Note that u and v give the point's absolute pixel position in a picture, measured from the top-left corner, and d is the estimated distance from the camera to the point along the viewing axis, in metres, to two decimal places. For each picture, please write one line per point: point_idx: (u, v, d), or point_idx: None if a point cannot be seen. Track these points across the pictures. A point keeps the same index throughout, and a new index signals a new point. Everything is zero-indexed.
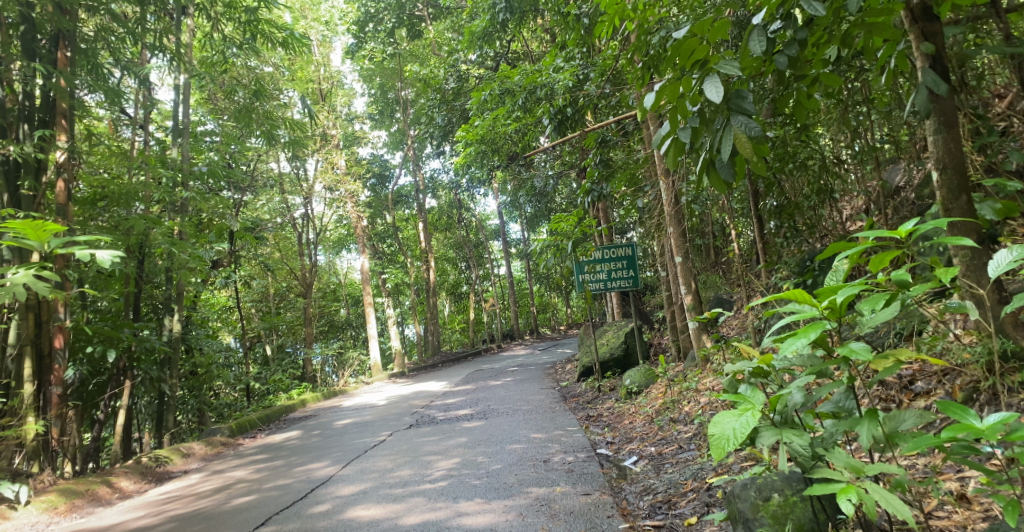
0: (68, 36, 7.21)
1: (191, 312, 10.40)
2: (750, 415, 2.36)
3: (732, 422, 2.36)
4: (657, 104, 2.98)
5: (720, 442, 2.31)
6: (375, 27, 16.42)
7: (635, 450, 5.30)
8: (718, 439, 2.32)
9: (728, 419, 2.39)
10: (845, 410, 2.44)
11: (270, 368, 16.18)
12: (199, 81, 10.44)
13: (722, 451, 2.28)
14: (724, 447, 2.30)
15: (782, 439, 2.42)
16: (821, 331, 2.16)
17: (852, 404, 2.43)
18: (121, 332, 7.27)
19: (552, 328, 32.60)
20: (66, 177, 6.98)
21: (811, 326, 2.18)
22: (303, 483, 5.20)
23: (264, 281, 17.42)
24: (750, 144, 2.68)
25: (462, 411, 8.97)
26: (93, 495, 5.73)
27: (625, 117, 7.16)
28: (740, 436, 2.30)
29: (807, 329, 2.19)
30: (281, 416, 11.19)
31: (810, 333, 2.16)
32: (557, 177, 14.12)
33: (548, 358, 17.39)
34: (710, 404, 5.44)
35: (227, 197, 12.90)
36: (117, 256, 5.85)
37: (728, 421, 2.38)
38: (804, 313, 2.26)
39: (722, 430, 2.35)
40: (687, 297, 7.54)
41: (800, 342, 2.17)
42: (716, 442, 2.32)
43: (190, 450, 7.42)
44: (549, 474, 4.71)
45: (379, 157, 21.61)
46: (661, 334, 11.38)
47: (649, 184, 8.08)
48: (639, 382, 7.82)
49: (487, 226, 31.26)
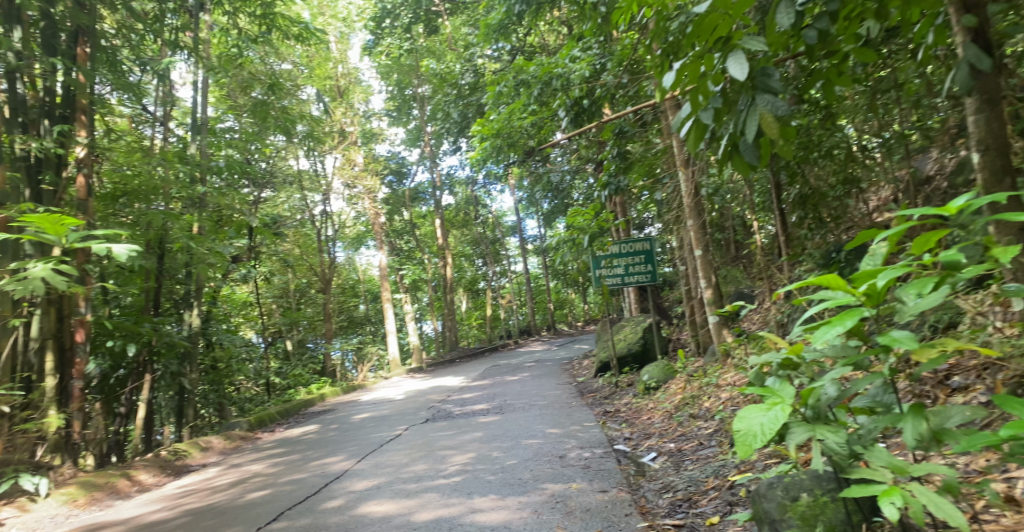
0: (88, 32, 7.19)
1: (210, 307, 10.46)
2: (779, 410, 2.24)
3: (760, 418, 2.24)
4: (678, 84, 2.89)
5: (746, 438, 2.20)
6: (392, 23, 16.41)
7: (655, 446, 5.19)
8: (744, 435, 2.21)
9: (754, 414, 2.27)
10: (883, 405, 2.33)
11: (289, 363, 16.27)
12: (217, 77, 10.48)
13: (748, 448, 2.16)
14: (751, 444, 2.18)
15: (814, 436, 2.29)
16: (859, 319, 2.03)
17: (891, 399, 2.31)
18: (142, 327, 7.27)
19: (569, 324, 32.49)
20: (87, 173, 6.97)
21: (847, 313, 2.06)
22: (318, 477, 5.15)
23: (283, 277, 17.53)
24: (777, 125, 2.60)
25: (478, 406, 8.91)
26: (112, 488, 5.73)
27: (643, 107, 7.03)
28: (769, 433, 2.17)
29: (842, 317, 2.07)
30: (298, 410, 11.23)
31: (845, 322, 2.04)
32: (573, 171, 13.99)
33: (566, 354, 17.31)
34: (732, 400, 5.31)
35: (246, 193, 12.97)
36: (135, 250, 5.74)
37: (755, 416, 2.26)
38: (839, 300, 2.14)
39: (748, 426, 2.23)
40: (707, 291, 7.39)
41: (834, 331, 2.05)
42: (743, 438, 2.20)
43: (208, 443, 7.43)
44: (566, 471, 4.62)
45: (396, 153, 21.64)
46: (681, 329, 11.22)
47: (667, 176, 7.93)
48: (658, 378, 7.69)
49: (504, 222, 31.21)
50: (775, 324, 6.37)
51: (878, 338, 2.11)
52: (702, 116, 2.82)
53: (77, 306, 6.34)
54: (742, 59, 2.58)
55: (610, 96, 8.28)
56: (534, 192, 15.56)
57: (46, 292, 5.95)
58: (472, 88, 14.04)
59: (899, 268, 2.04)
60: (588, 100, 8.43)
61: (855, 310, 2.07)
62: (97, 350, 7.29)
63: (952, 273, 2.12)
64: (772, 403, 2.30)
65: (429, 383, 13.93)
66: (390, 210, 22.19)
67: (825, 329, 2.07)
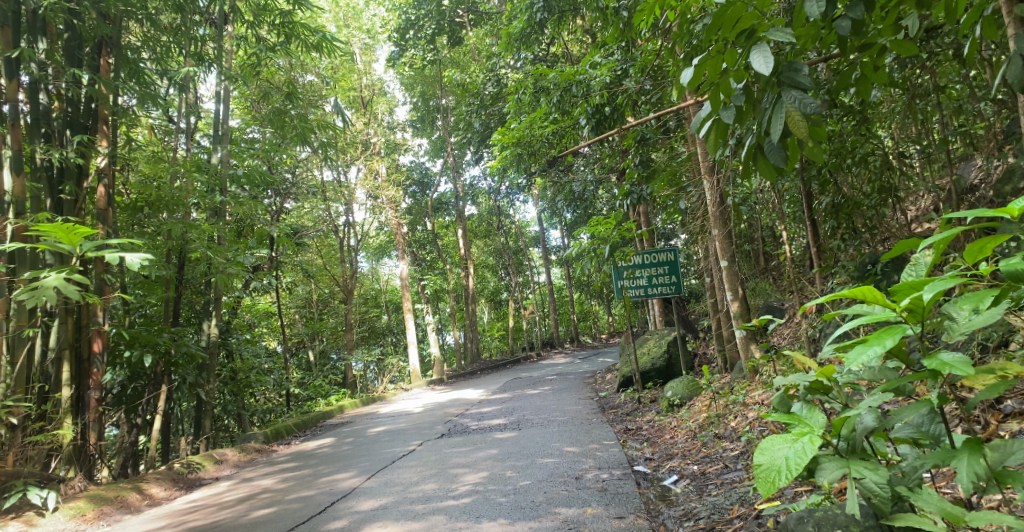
0: (111, 43, 7.13)
1: (229, 317, 10.42)
2: (806, 442, 2.03)
3: (784, 450, 2.04)
4: (696, 82, 2.72)
5: (768, 474, 2.00)
6: (416, 34, 16.38)
7: (677, 468, 4.93)
8: (766, 470, 2.01)
9: (779, 446, 2.06)
10: (930, 437, 2.10)
11: (311, 373, 16.24)
12: (239, 87, 10.48)
13: (771, 485, 1.96)
14: (775, 481, 1.98)
15: (851, 473, 2.06)
16: (901, 336, 1.80)
17: (940, 430, 2.08)
18: (159, 337, 7.18)
19: (592, 336, 32.06)
20: (108, 182, 6.90)
21: (887, 331, 1.83)
22: (326, 495, 4.99)
23: (306, 287, 17.56)
24: (804, 123, 2.40)
25: (496, 420, 8.71)
26: (122, 502, 5.60)
27: (665, 114, 6.83)
28: (794, 469, 1.97)
29: (881, 335, 1.84)
30: (317, 422, 11.13)
31: (885, 339, 1.81)
32: (597, 181, 13.75)
33: (588, 366, 17.02)
34: (759, 420, 5.04)
35: (267, 203, 12.99)
36: (150, 259, 5.61)
37: (780, 448, 2.06)
38: (877, 315, 1.92)
39: (771, 460, 2.03)
40: (733, 305, 7.12)
41: (871, 350, 1.82)
42: (765, 474, 2.01)
43: (222, 455, 7.33)
44: (581, 494, 4.39)
45: (419, 164, 21.63)
46: (706, 343, 10.90)
47: (692, 185, 7.69)
48: (682, 394, 7.42)
49: (527, 233, 31.00)
50: (805, 339, 6.07)
51: (924, 360, 1.87)
52: (723, 116, 2.64)
53: (95, 316, 6.25)
54: (765, 52, 2.40)
55: (632, 103, 8.07)
56: (555, 202, 15.35)
57: (65, 302, 5.81)
58: (494, 98, 13.91)
59: (948, 280, 1.81)
60: (610, 107, 8.22)
61: (896, 326, 1.85)
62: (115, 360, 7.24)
63: (1012, 286, 1.87)
64: (799, 433, 2.09)
65: (449, 395, 13.75)
66: (413, 221, 22.15)
67: (861, 348, 1.84)
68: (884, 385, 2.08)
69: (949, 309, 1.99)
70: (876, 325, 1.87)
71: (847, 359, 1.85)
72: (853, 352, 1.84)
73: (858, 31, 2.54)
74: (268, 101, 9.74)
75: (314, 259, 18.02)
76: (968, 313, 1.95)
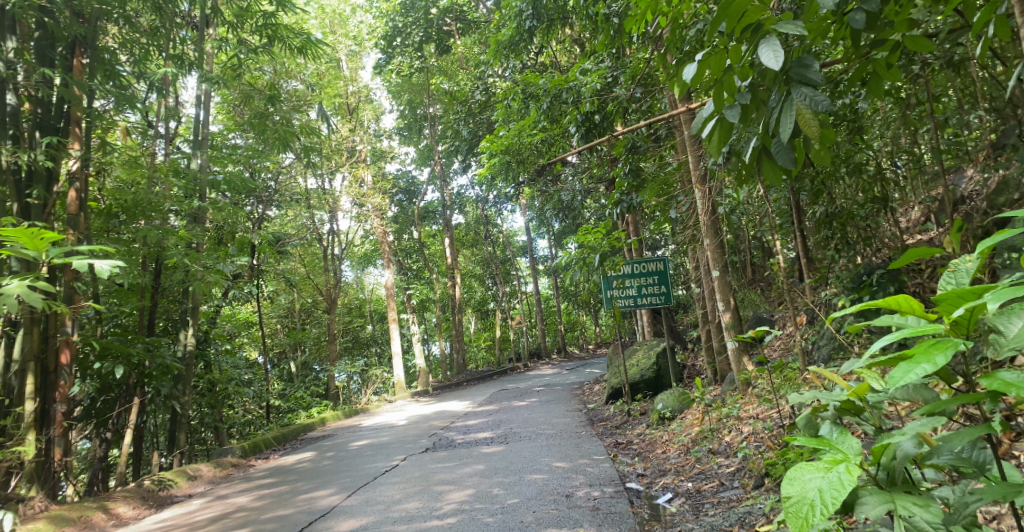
0: (85, 42, 6.86)
1: (208, 326, 10.13)
2: (841, 471, 1.88)
3: (816, 481, 1.89)
4: (699, 79, 2.57)
5: (800, 508, 1.85)
6: (403, 41, 16.22)
7: (670, 485, 4.76)
8: (797, 503, 1.86)
9: (812, 476, 1.91)
10: (977, 466, 1.96)
11: (293, 385, 15.88)
12: (221, 91, 10.25)
13: (803, 521, 1.81)
14: (809, 516, 1.82)
15: (895, 507, 1.90)
16: (953, 353, 1.66)
17: (986, 456, 1.96)
18: (132, 348, 6.89)
19: (578, 347, 31.84)
20: (79, 187, 6.61)
21: (937, 346, 1.69)
22: (303, 514, 4.76)
23: (289, 296, 17.24)
24: (816, 122, 2.25)
25: (482, 433, 8.50)
26: (85, 523, 5.18)
27: (657, 121, 6.71)
28: (831, 502, 1.81)
29: (929, 351, 1.70)
30: (297, 435, 10.83)
31: (935, 356, 1.67)
32: (585, 190, 13.62)
33: (576, 378, 16.82)
34: (755, 435, 4.88)
35: (249, 211, 12.71)
36: (121, 266, 5.34)
37: (811, 478, 1.91)
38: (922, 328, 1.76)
39: (802, 492, 1.88)
40: (725, 315, 6.99)
41: (920, 367, 1.68)
42: (795, 507, 1.85)
43: (196, 471, 7.04)
44: (572, 513, 4.20)
45: (406, 173, 21.42)
46: (695, 354, 10.77)
47: (682, 194, 7.57)
48: (672, 406, 7.25)
49: (515, 242, 30.82)
50: (800, 351, 5.93)
51: (985, 380, 1.74)
52: (728, 114, 2.50)
53: (62, 325, 5.97)
54: (775, 46, 2.25)
55: (623, 110, 7.95)
56: (543, 210, 15.19)
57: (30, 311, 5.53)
58: (482, 106, 13.78)
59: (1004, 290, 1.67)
60: (600, 114, 8.09)
61: (945, 341, 1.71)
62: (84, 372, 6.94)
63: None
64: (831, 461, 1.94)
65: (434, 406, 13.49)
66: (399, 229, 21.89)
67: (908, 365, 1.70)
68: (928, 407, 1.94)
69: (998, 321, 1.84)
70: (924, 340, 1.73)
71: (893, 377, 1.71)
72: (899, 370, 1.70)
73: (871, 26, 2.41)
74: (250, 105, 9.50)
75: (297, 268, 17.70)
76: (1019, 325, 1.81)
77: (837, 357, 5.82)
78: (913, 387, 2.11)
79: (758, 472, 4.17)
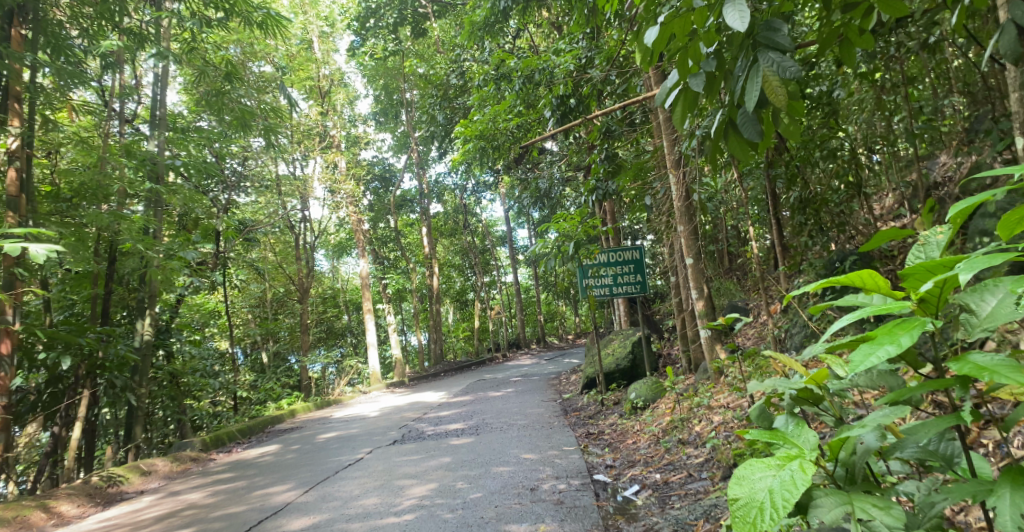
0: (24, 11, 6.51)
1: (170, 316, 9.78)
2: (794, 470, 1.73)
3: (767, 481, 1.74)
4: (661, 44, 2.38)
5: (749, 512, 1.70)
6: (377, 24, 15.85)
7: (638, 476, 4.61)
8: (744, 507, 1.71)
9: (762, 476, 1.76)
10: (941, 460, 1.83)
11: (265, 375, 15.54)
12: (183, 71, 9.85)
13: (752, 526, 1.66)
14: (757, 520, 1.67)
15: (854, 508, 1.75)
16: (919, 332, 1.49)
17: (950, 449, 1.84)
18: (81, 338, 6.60)
19: (558, 338, 31.76)
20: (20, 165, 6.30)
21: (903, 326, 1.51)
22: (254, 512, 4.53)
23: (262, 286, 16.87)
24: (784, 91, 2.08)
25: (453, 424, 8.31)
26: (24, 523, 4.94)
27: (631, 104, 6.53)
28: (782, 504, 1.66)
29: (894, 331, 1.53)
30: (265, 426, 10.56)
31: (900, 336, 1.50)
32: (562, 178, 13.42)
33: (554, 367, 16.70)
34: (725, 424, 4.75)
35: (216, 197, 12.33)
36: (57, 249, 5.05)
37: (761, 478, 1.76)
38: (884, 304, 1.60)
39: (752, 493, 1.73)
40: (697, 303, 6.85)
41: (882, 349, 1.51)
42: (744, 511, 1.71)
43: (151, 466, 6.77)
44: (534, 507, 4.04)
45: (382, 160, 21.06)
46: (671, 343, 10.67)
47: (657, 179, 7.42)
48: (644, 396, 7.13)
49: (494, 232, 30.56)
50: (772, 339, 5.82)
51: (956, 364, 1.57)
52: (692, 82, 2.31)
53: (2, 314, 5.67)
54: (742, 6, 2.06)
55: (597, 94, 7.76)
56: (520, 198, 14.97)
57: None
58: (458, 91, 13.50)
59: (976, 259, 1.52)
60: (574, 98, 7.88)
61: (911, 319, 1.54)
62: (32, 364, 6.63)
63: None
64: (784, 458, 1.79)
65: (409, 397, 13.28)
66: (374, 218, 21.54)
67: (869, 347, 1.53)
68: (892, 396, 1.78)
69: (969, 299, 1.68)
70: (888, 319, 1.55)
71: (852, 361, 1.54)
72: (859, 353, 1.53)
73: None
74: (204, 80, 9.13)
75: (269, 256, 17.32)
76: (993, 303, 1.66)
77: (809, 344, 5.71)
78: (877, 373, 1.97)
79: (727, 463, 4.03)
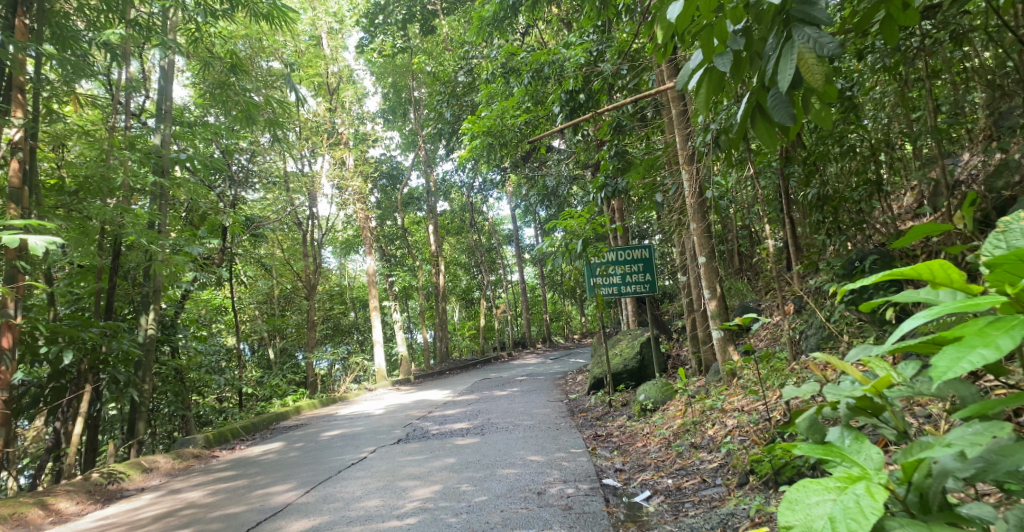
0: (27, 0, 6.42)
1: (175, 311, 9.69)
2: (857, 495, 1.71)
3: (826, 506, 1.71)
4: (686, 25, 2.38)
5: None
6: (385, 19, 15.74)
7: (649, 481, 4.46)
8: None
9: (820, 501, 1.73)
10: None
11: (271, 372, 15.46)
12: (189, 64, 9.75)
13: None
14: None
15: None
16: (1017, 336, 1.48)
17: None
18: (83, 332, 6.50)
19: (564, 337, 31.61)
20: (23, 157, 6.22)
21: (999, 329, 1.50)
22: (254, 512, 4.41)
23: (268, 283, 16.81)
24: (819, 68, 2.08)
25: (459, 424, 8.18)
26: (20, 520, 4.84)
27: (644, 97, 6.38)
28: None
29: (987, 335, 1.52)
30: (268, 424, 10.46)
31: (996, 340, 1.49)
32: (570, 176, 13.25)
33: (560, 367, 16.56)
34: (739, 428, 4.60)
35: (222, 192, 12.25)
36: (57, 241, 4.96)
37: (819, 503, 1.73)
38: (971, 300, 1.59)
39: (809, 519, 1.70)
40: (710, 303, 6.68)
41: (973, 352, 1.51)
42: None
43: (153, 462, 6.67)
44: (542, 512, 3.90)
45: (389, 157, 20.97)
46: (680, 344, 10.50)
47: (669, 176, 7.27)
48: (654, 398, 6.97)
49: (501, 230, 30.39)
50: (789, 341, 5.66)
51: None
52: (719, 62, 2.32)
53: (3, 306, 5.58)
54: None
55: (609, 88, 7.60)
56: (528, 196, 14.83)
57: None
58: (467, 88, 13.36)
59: None
60: (585, 93, 7.73)
61: (1006, 321, 1.53)
62: (33, 358, 6.55)
63: None
64: (845, 480, 1.77)
65: (414, 396, 13.16)
66: (381, 215, 21.43)
67: (960, 350, 1.53)
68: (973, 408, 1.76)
69: None
70: (979, 321, 1.54)
71: (941, 363, 1.53)
72: (950, 357, 1.52)
73: None
74: (208, 72, 9.03)
75: (275, 253, 17.24)
76: None
77: (827, 347, 5.54)
78: (945, 383, 2.02)
79: (743, 469, 3.88)
